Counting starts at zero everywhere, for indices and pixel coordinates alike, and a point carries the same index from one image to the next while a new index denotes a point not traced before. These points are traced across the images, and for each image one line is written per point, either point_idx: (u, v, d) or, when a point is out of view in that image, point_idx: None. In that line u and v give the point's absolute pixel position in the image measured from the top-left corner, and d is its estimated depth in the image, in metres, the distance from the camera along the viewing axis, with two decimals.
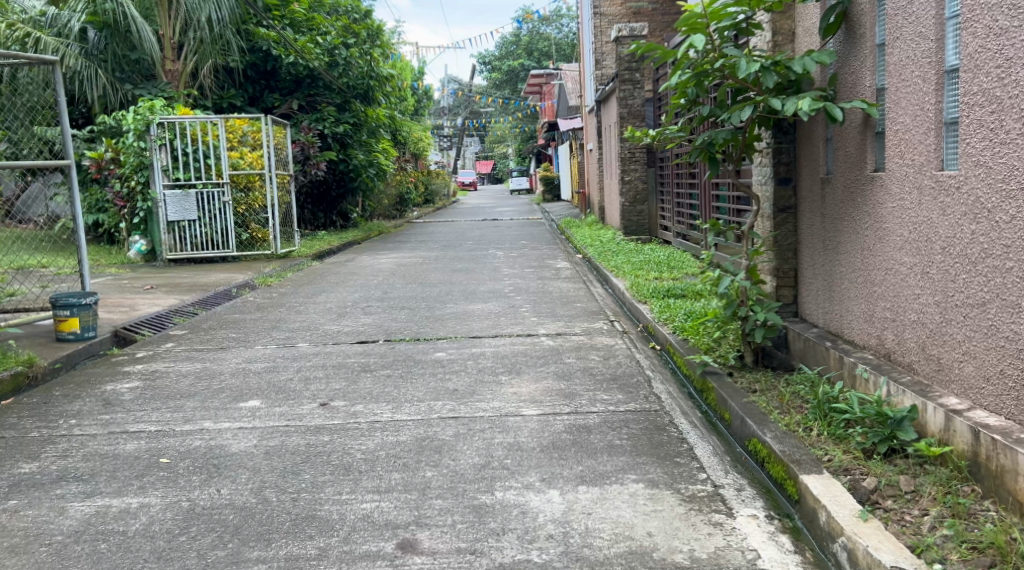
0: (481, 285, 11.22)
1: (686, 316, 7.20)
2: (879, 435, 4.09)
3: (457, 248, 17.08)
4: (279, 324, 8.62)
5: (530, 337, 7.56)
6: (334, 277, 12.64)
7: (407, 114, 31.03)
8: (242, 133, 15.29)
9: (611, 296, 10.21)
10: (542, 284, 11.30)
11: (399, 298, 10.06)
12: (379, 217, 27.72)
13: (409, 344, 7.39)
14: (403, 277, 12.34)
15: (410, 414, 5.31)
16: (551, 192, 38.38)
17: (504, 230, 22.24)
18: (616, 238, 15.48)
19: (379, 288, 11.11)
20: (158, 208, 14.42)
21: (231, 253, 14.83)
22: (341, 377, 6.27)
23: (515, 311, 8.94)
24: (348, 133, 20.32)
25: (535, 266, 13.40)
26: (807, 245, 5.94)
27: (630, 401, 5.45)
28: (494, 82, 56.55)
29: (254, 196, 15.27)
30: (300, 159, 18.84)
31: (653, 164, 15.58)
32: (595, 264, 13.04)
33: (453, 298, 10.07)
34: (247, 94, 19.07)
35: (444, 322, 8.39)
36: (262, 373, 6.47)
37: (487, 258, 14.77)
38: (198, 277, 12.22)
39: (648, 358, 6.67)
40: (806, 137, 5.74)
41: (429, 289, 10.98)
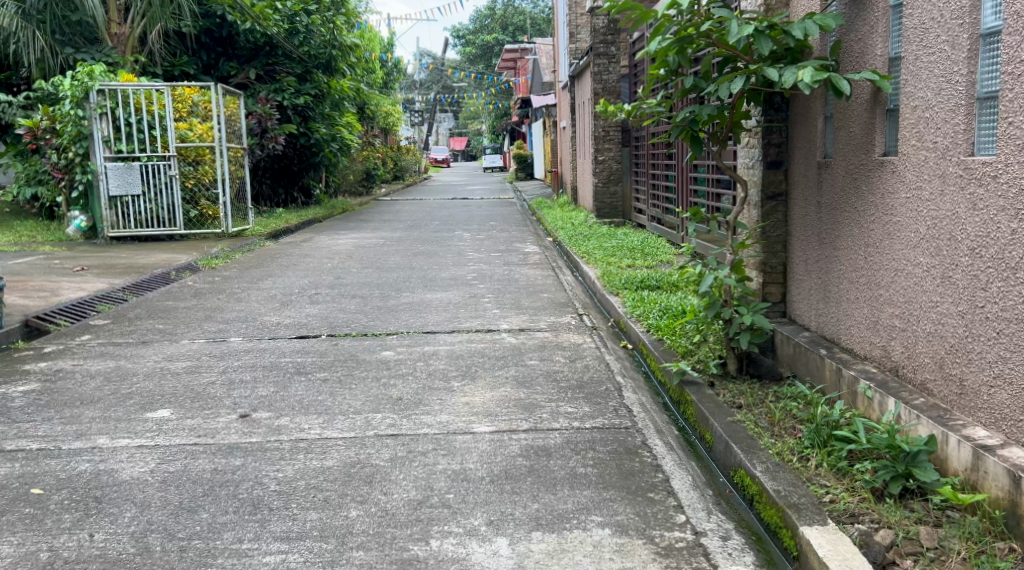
0: (442, 271, 10.47)
1: (662, 313, 6.47)
2: (891, 472, 3.42)
3: (422, 229, 16.28)
4: (215, 315, 7.85)
5: (489, 333, 6.84)
6: (287, 260, 11.86)
7: (376, 88, 30.09)
8: (192, 104, 14.62)
9: (581, 284, 9.52)
10: (508, 270, 10.56)
11: (351, 286, 9.30)
12: (345, 194, 26.80)
13: (355, 340, 6.66)
14: (360, 261, 11.56)
15: (342, 431, 4.57)
16: (524, 171, 37.58)
17: (474, 210, 21.46)
18: (587, 222, 14.78)
19: (333, 273, 10.34)
20: (99, 182, 13.81)
21: (179, 231, 14.22)
22: (271, 382, 5.53)
23: (476, 302, 8.20)
24: (309, 105, 19.49)
25: (502, 250, 12.66)
26: (798, 238, 5.24)
27: (598, 416, 4.71)
28: (468, 57, 55.54)
29: (203, 169, 14.57)
30: (257, 132, 18.04)
31: (629, 143, 14.88)
32: (566, 248, 12.32)
33: (411, 285, 9.31)
34: (201, 62, 18.14)
35: (397, 315, 7.65)
36: (182, 375, 5.73)
37: (452, 241, 13.99)
38: (136, 259, 11.44)
39: (619, 360, 5.97)
40: (803, 115, 5.04)
41: (386, 274, 10.23)
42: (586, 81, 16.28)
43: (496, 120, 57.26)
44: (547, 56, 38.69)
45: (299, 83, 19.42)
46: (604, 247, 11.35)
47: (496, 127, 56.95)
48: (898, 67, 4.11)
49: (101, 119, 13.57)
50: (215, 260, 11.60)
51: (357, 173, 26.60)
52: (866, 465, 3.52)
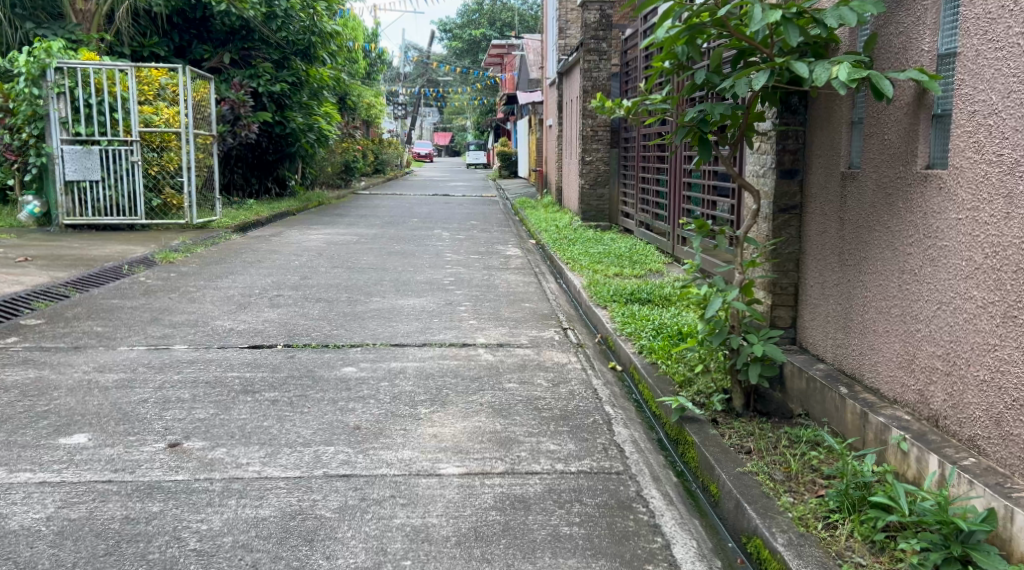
0: (415, 273, 9.80)
1: (656, 334, 5.84)
2: (943, 555, 2.81)
3: (398, 227, 15.59)
4: (162, 317, 7.19)
5: (464, 348, 6.20)
6: (251, 256, 11.20)
7: (357, 80, 29.38)
8: (160, 86, 14.10)
9: (565, 294, 8.87)
10: (487, 275, 9.91)
11: (316, 288, 8.64)
12: (322, 186, 26.06)
13: (313, 352, 6.02)
14: (330, 260, 10.89)
15: (287, 467, 3.90)
16: (508, 169, 36.90)
17: (454, 207, 20.79)
18: (572, 224, 14.15)
19: (298, 273, 9.66)
20: (54, 165, 13.14)
21: (139, 221, 13.65)
22: (211, 402, 4.87)
23: (451, 311, 7.55)
24: (286, 93, 18.76)
25: (481, 251, 12.02)
26: (814, 257, 4.54)
27: (586, 456, 4.04)
28: (454, 52, 54.91)
29: (168, 156, 13.88)
30: (230, 119, 17.32)
31: (618, 144, 14.29)
32: (550, 252, 11.70)
33: (380, 289, 8.64)
34: (172, 44, 17.42)
35: (362, 323, 6.99)
36: (111, 390, 5.09)
37: (430, 241, 13.31)
38: (89, 251, 10.78)
39: (607, 385, 5.31)
40: (824, 118, 4.35)
41: (355, 276, 9.56)
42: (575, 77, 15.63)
43: (480, 117, 56.56)
44: (535, 53, 38.09)
45: (276, 70, 18.71)
46: (590, 253, 10.71)
47: (480, 123, 56.25)
48: (949, 65, 3.48)
49: (58, 99, 12.97)
50: (174, 254, 10.90)
51: (335, 165, 25.85)
52: (908, 544, 2.89)
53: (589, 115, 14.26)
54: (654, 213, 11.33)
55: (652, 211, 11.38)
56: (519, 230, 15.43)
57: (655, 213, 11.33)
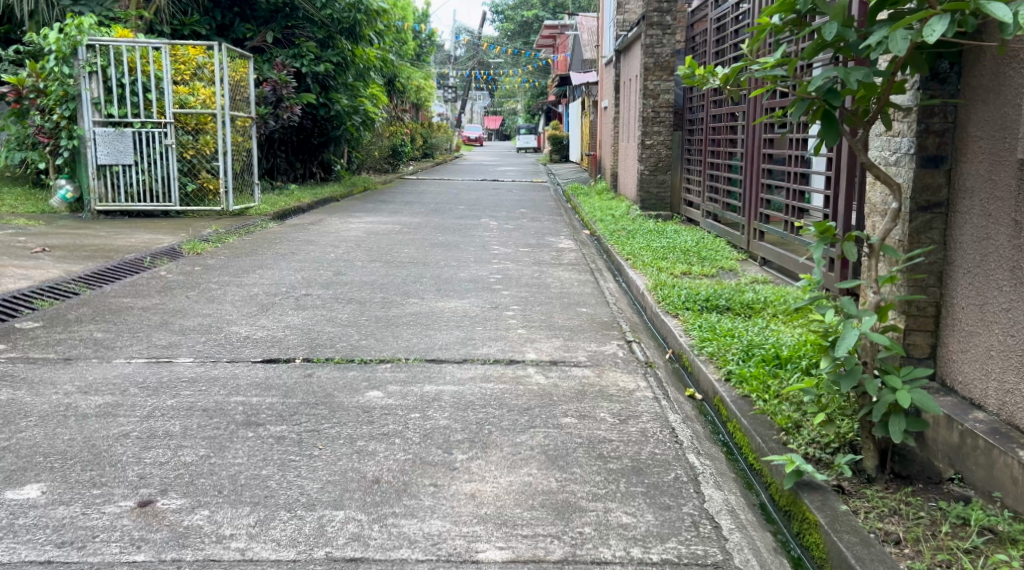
0: (459, 269, 8.88)
1: (743, 355, 4.74)
2: None
3: (443, 215, 14.70)
4: (172, 321, 6.34)
5: (512, 367, 5.25)
6: (285, 246, 10.38)
7: (406, 60, 28.56)
8: (197, 66, 13.09)
9: (626, 296, 7.88)
10: (539, 271, 8.95)
11: (350, 286, 7.77)
12: (368, 171, 25.29)
13: (335, 370, 5.13)
14: (368, 252, 10.03)
15: (280, 546, 3.00)
16: (559, 153, 35.84)
17: (504, 193, 19.87)
18: (630, 214, 13.13)
19: (331, 267, 8.80)
20: (86, 148, 12.45)
21: (174, 208, 12.88)
22: (203, 440, 3.98)
23: (497, 317, 6.61)
24: (330, 74, 17.95)
25: (532, 243, 11.06)
26: (967, 271, 3.51)
27: (671, 537, 3.07)
28: (506, 34, 53.89)
29: (204, 139, 13.11)
30: (271, 101, 16.55)
31: (681, 127, 13.20)
32: (607, 246, 10.70)
33: (419, 288, 7.73)
34: (213, 23, 16.67)
35: (398, 332, 6.09)
36: (90, 420, 4.22)
37: (477, 230, 12.40)
38: (114, 241, 10.06)
39: (685, 422, 4.32)
40: (991, 89, 3.36)
41: (393, 272, 8.66)
42: (636, 54, 14.56)
43: (531, 100, 55.51)
44: (589, 32, 36.91)
45: (320, 49, 17.84)
46: (651, 247, 9.68)
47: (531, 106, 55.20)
48: None
49: (90, 79, 12.30)
50: (203, 244, 10.11)
51: (381, 149, 25.04)
52: None
53: (650, 96, 13.22)
54: (724, 204, 10.26)
55: (721, 202, 10.32)
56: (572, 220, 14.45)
57: (724, 203, 10.26)
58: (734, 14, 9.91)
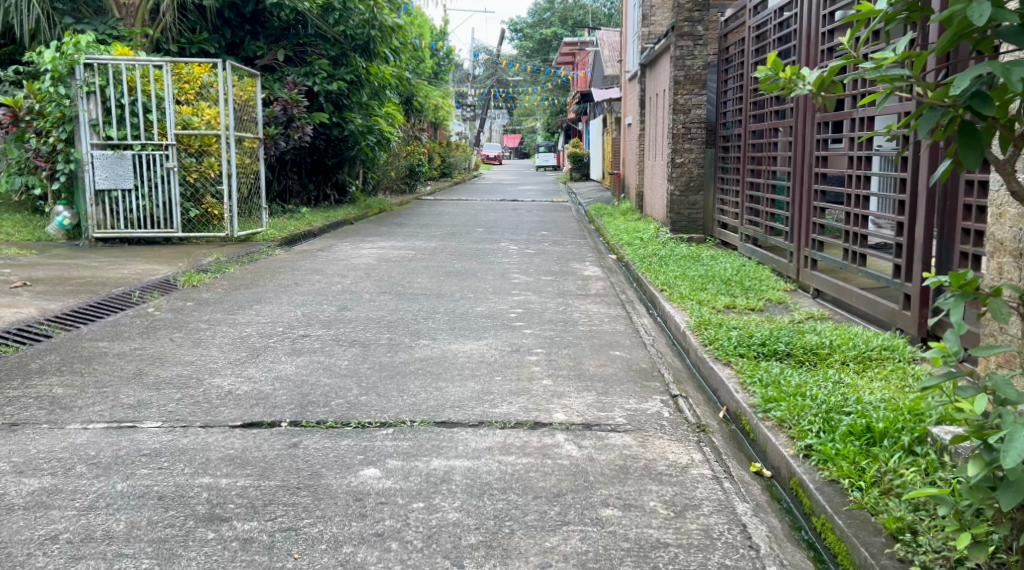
0: (476, 303, 8.04)
1: (825, 424, 3.94)
2: None
3: (461, 239, 13.91)
4: (147, 371, 5.52)
5: (537, 432, 4.41)
6: (289, 276, 9.58)
7: (423, 78, 27.86)
8: (202, 84, 12.27)
9: (663, 335, 7.05)
10: (565, 304, 8.11)
11: (356, 324, 6.96)
12: (385, 192, 24.59)
13: (327, 439, 4.31)
14: (378, 283, 9.21)
15: None
16: (579, 171, 35.02)
17: (524, 215, 19.08)
18: (660, 237, 12.32)
19: (336, 302, 7.99)
20: (83, 173, 11.60)
21: (176, 235, 12.00)
22: (150, 546, 3.15)
23: (519, 364, 5.77)
24: (343, 92, 17.26)
25: (556, 271, 10.23)
26: None
27: None
28: (525, 52, 53.31)
29: (209, 162, 12.23)
30: (282, 121, 15.80)
31: (714, 144, 12.45)
32: (636, 273, 9.90)
33: (432, 327, 6.91)
34: (223, 41, 15.98)
35: (406, 384, 5.26)
36: (15, 515, 3.39)
37: (495, 256, 11.58)
38: (104, 272, 9.29)
39: (759, 513, 3.53)
40: None
41: (403, 306, 7.84)
42: (664, 66, 13.81)
43: (550, 118, 54.80)
44: (610, 49, 36.18)
45: (333, 67, 17.11)
46: (687, 277, 8.88)
47: (550, 123, 54.46)
48: None
49: (88, 99, 11.46)
50: (200, 274, 9.31)
51: (398, 169, 24.32)
52: None
53: (681, 111, 12.44)
54: (767, 228, 9.48)
55: (763, 226, 9.55)
56: (597, 243, 13.63)
57: (767, 227, 9.48)
58: (777, 20, 9.17)
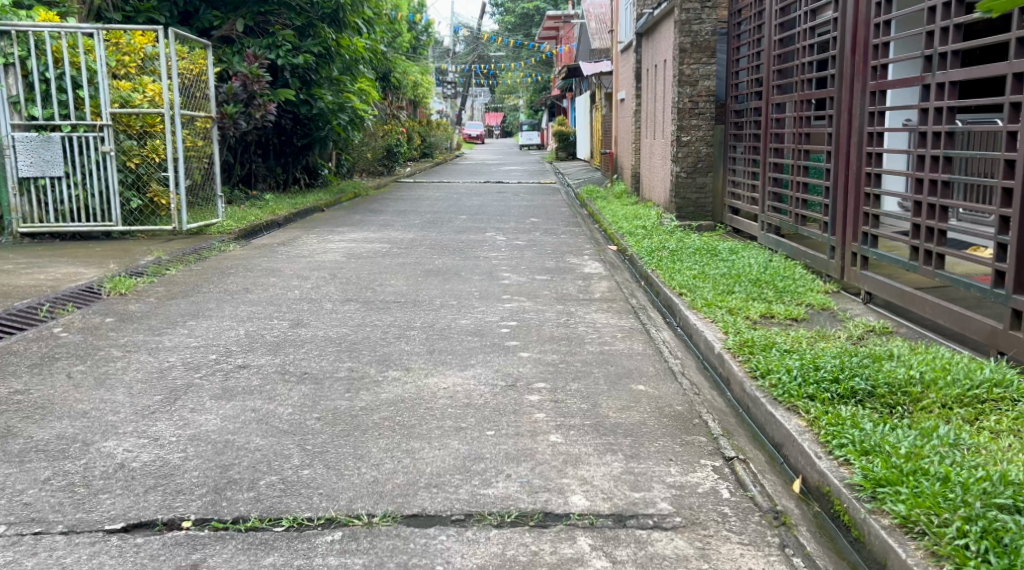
0: (461, 315, 6.68)
1: (987, 538, 2.83)
2: None
3: (441, 228, 12.54)
4: (18, 429, 4.09)
5: (549, 536, 3.11)
6: (240, 280, 8.16)
7: (401, 52, 26.34)
8: (144, 57, 10.84)
9: (692, 355, 5.78)
10: (565, 315, 6.78)
11: (312, 349, 5.58)
12: (361, 174, 23.16)
13: (248, 553, 2.97)
14: (343, 286, 7.83)
15: None
16: (565, 150, 33.64)
17: (510, 198, 17.72)
18: (664, 224, 11.03)
19: (291, 315, 6.60)
20: (5, 158, 10.11)
21: (115, 229, 10.48)
22: None
23: (516, 411, 4.43)
24: (311, 67, 15.82)
25: (551, 268, 8.88)
26: None
27: None
28: (506, 27, 51.63)
29: (151, 145, 10.68)
30: (243, 98, 14.31)
31: (723, 120, 11.15)
32: (644, 270, 8.63)
33: (406, 351, 5.55)
34: (174, 9, 14.42)
35: (366, 445, 3.91)
36: None
37: (481, 250, 10.22)
38: (17, 277, 7.83)
39: None
40: None
41: (371, 321, 6.47)
42: (665, 32, 12.46)
43: (534, 95, 53.24)
44: (596, 21, 34.68)
45: (299, 39, 15.62)
46: (707, 276, 7.62)
47: (533, 101, 52.88)
48: None
49: (7, 73, 9.98)
50: (132, 278, 7.85)
51: (375, 150, 22.85)
52: None
53: (687, 82, 11.12)
54: (798, 216, 8.31)
55: (793, 214, 8.37)
56: (593, 231, 12.30)
57: (799, 215, 8.30)
58: None
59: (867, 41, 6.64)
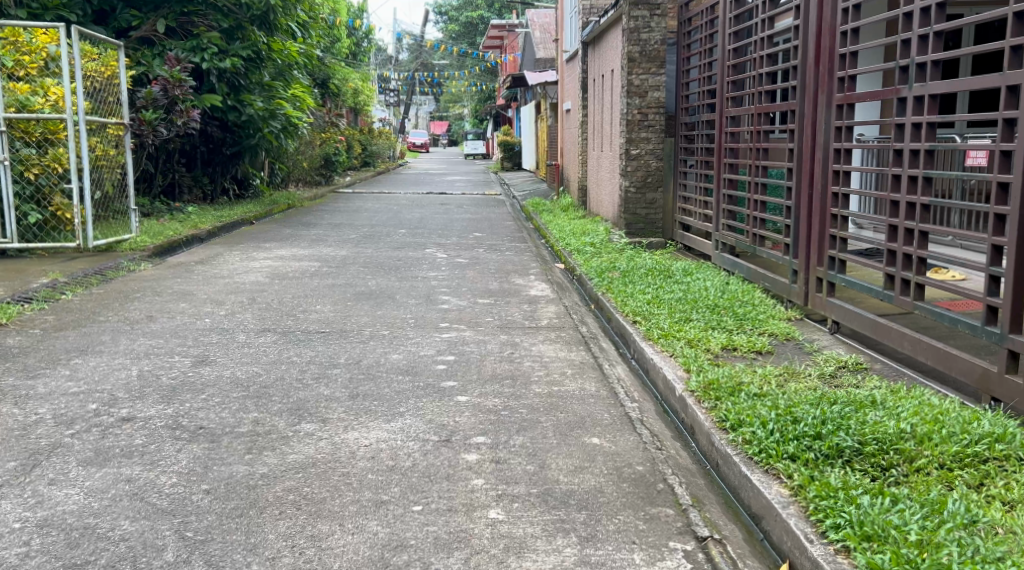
0: (391, 348, 5.99)
1: None
2: None
3: (378, 244, 11.79)
4: None
5: None
6: (146, 306, 7.35)
7: (341, 59, 25.54)
8: (49, 57, 9.86)
9: (648, 394, 5.13)
10: (507, 347, 6.11)
11: (215, 395, 4.84)
12: (298, 184, 22.27)
13: None
14: (261, 314, 7.07)
15: None
16: (511, 160, 33.07)
17: (453, 211, 17.02)
18: (612, 241, 10.44)
19: (196, 351, 5.85)
20: None
21: (11, 246, 9.63)
22: None
23: (449, 476, 3.74)
24: (238, 71, 15.01)
25: (492, 291, 8.21)
26: None
27: None
28: (450, 35, 51.02)
29: (54, 154, 9.83)
30: (164, 103, 13.59)
31: (673, 132, 10.56)
32: (593, 292, 7.99)
33: (325, 397, 4.83)
34: (89, 8, 13.46)
35: (262, 531, 3.18)
36: None
37: (418, 269, 9.51)
38: None
39: None
40: None
41: (289, 357, 5.74)
42: (613, 40, 11.88)
43: (479, 105, 52.66)
44: (542, 30, 34.25)
45: (227, 42, 14.77)
46: (661, 301, 6.98)
47: (478, 110, 52.28)
48: None
49: None
50: (20, 304, 7.01)
51: (311, 159, 22.00)
52: None
53: (636, 93, 10.56)
54: (756, 236, 7.74)
55: (750, 234, 7.81)
56: (539, 248, 11.66)
57: (756, 235, 7.74)
58: None
59: (833, 48, 6.06)
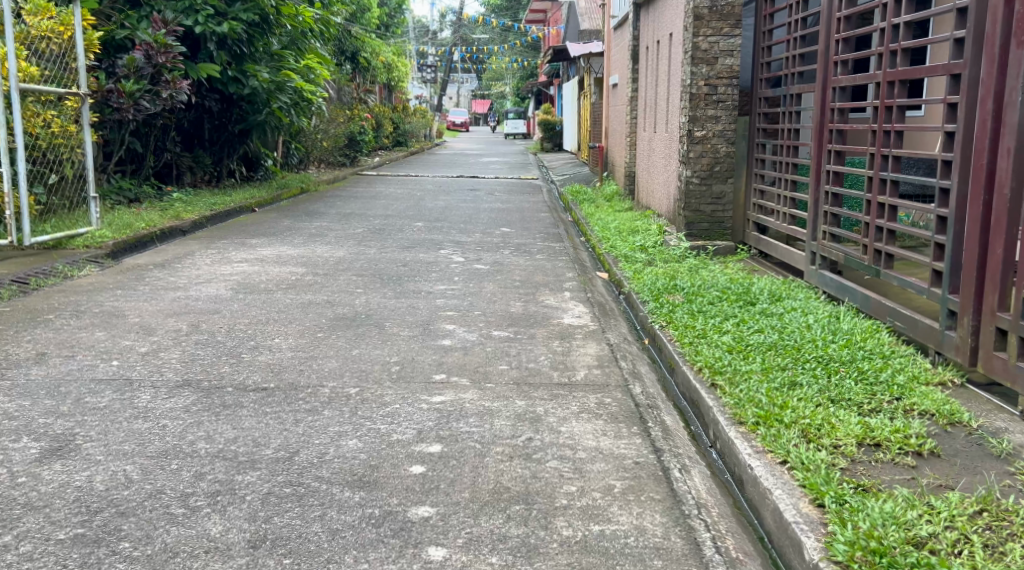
0: (348, 426, 4.03)
1: None
2: None
3: (384, 242, 9.83)
4: None
5: None
6: (46, 339, 5.50)
7: (372, 31, 23.62)
8: None
9: (746, 539, 3.12)
10: (522, 422, 4.10)
11: (26, 540, 2.93)
12: (318, 165, 20.43)
13: None
14: (192, 355, 5.17)
15: None
16: (552, 140, 31.00)
17: (482, 199, 15.03)
18: (668, 246, 8.34)
19: (60, 430, 3.93)
20: None
21: None
22: None
23: None
24: (239, 38, 13.08)
25: (513, 317, 6.20)
26: None
27: None
28: (492, 9, 48.87)
29: None
30: (147, 72, 11.59)
31: (749, 110, 8.37)
32: (647, 324, 5.91)
33: (206, 549, 2.89)
34: None
35: None
36: None
37: (422, 280, 7.54)
38: None
39: None
40: None
41: (192, 443, 3.81)
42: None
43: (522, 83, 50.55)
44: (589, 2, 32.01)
45: (227, 4, 12.88)
46: (747, 347, 4.86)
47: (519, 88, 50.13)
48: None
49: None
50: None
51: (334, 138, 20.07)
52: None
53: (703, 60, 8.41)
54: (875, 252, 5.53)
55: (867, 249, 5.60)
56: (578, 249, 9.59)
57: (875, 251, 5.53)
58: None
59: None
